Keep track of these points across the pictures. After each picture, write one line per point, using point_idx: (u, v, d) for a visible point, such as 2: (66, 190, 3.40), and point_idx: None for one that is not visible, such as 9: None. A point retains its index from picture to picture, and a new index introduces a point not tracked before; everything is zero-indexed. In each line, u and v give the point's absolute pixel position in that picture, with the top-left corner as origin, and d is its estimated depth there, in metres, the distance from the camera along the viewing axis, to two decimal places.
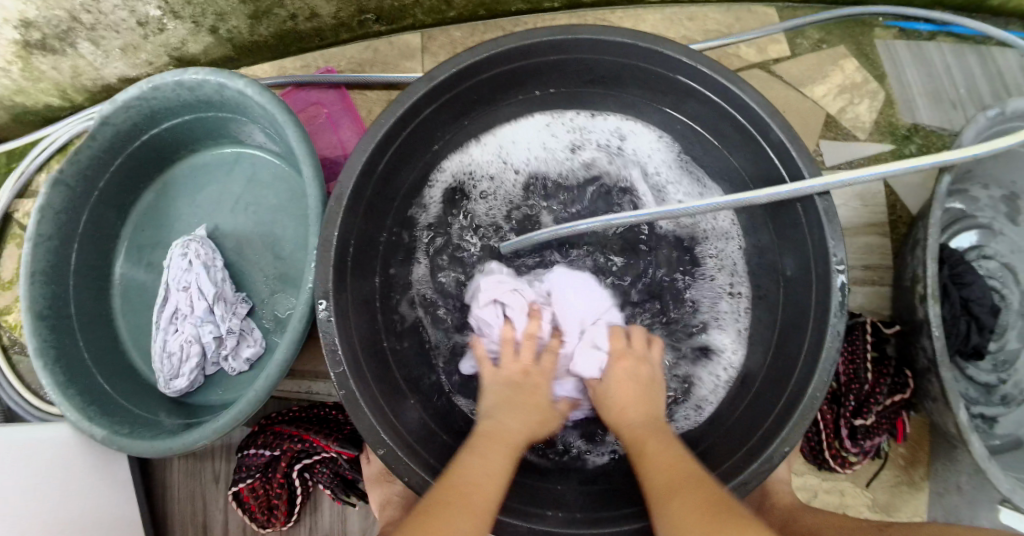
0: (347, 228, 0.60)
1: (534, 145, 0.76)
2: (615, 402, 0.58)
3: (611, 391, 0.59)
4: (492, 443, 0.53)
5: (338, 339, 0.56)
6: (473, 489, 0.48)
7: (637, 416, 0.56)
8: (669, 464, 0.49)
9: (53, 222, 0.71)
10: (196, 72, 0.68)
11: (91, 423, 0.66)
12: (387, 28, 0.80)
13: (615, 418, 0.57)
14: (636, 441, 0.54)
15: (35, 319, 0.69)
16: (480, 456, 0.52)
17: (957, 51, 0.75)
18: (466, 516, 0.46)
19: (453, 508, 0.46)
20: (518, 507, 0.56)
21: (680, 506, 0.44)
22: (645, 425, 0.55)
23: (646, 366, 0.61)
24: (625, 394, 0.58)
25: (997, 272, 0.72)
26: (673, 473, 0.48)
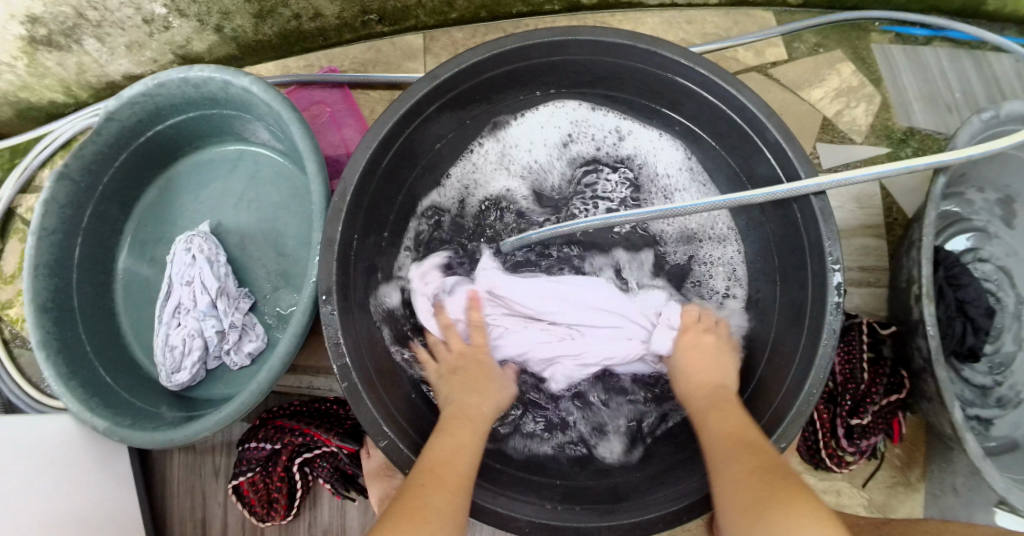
0: (350, 223, 0.61)
1: (534, 142, 0.76)
2: (685, 370, 0.61)
3: (682, 360, 0.62)
4: (460, 423, 0.55)
5: (341, 332, 0.57)
6: (441, 464, 0.50)
7: (704, 385, 0.58)
8: (732, 430, 0.51)
9: (58, 216, 0.72)
10: (201, 69, 0.69)
11: (93, 415, 0.67)
12: (390, 29, 0.81)
13: (689, 388, 0.59)
14: (705, 406, 0.56)
15: (38, 311, 0.69)
16: (451, 435, 0.54)
17: (953, 56, 0.76)
18: (443, 493, 0.47)
19: (432, 487, 0.47)
20: (516, 498, 0.57)
21: (733, 466, 0.47)
22: (714, 395, 0.57)
23: (717, 339, 0.63)
24: (698, 365, 0.60)
25: (992, 275, 0.73)
26: (729, 440, 0.50)
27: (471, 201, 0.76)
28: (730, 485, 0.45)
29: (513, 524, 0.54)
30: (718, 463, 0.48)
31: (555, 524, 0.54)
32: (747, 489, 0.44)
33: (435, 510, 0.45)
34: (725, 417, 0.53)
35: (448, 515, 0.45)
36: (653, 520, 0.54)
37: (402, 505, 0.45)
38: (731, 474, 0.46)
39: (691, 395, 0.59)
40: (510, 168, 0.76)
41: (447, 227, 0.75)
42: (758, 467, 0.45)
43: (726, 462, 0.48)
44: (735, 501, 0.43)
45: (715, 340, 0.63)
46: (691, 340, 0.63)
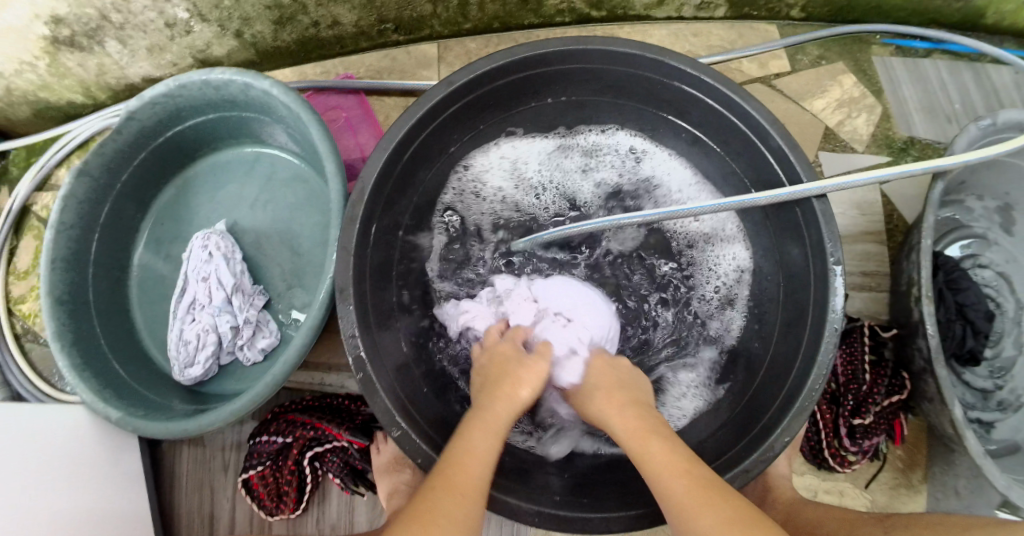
0: (367, 221, 0.62)
1: (550, 160, 0.79)
2: (592, 389, 0.58)
3: (589, 381, 0.60)
4: (478, 426, 0.53)
5: (356, 326, 0.59)
6: (456, 469, 0.49)
7: (609, 403, 0.55)
8: (673, 462, 0.48)
9: (75, 212, 0.73)
10: (222, 72, 0.71)
11: (106, 406, 0.68)
12: (406, 38, 0.83)
13: (599, 414, 0.55)
14: (628, 431, 0.52)
15: (53, 304, 0.71)
16: (471, 437, 0.52)
17: (951, 70, 0.79)
18: (455, 498, 0.46)
19: (441, 492, 0.47)
20: (522, 489, 0.58)
21: (699, 507, 0.44)
22: (635, 418, 0.53)
23: (615, 360, 0.63)
24: (604, 383, 0.58)
25: (992, 281, 0.75)
26: (685, 476, 0.46)
27: (483, 211, 0.78)
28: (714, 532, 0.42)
29: (519, 513, 0.55)
30: (681, 502, 0.45)
31: (563, 514, 0.55)
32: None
33: (445, 514, 0.45)
34: (669, 452, 0.49)
35: (457, 520, 0.45)
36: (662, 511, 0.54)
37: (411, 513, 0.46)
38: (704, 519, 0.43)
39: (600, 420, 0.55)
40: (523, 185, 0.79)
41: (457, 232, 0.77)
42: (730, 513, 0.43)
43: (691, 503, 0.44)
44: None
45: (610, 360, 0.62)
46: (591, 363, 0.62)
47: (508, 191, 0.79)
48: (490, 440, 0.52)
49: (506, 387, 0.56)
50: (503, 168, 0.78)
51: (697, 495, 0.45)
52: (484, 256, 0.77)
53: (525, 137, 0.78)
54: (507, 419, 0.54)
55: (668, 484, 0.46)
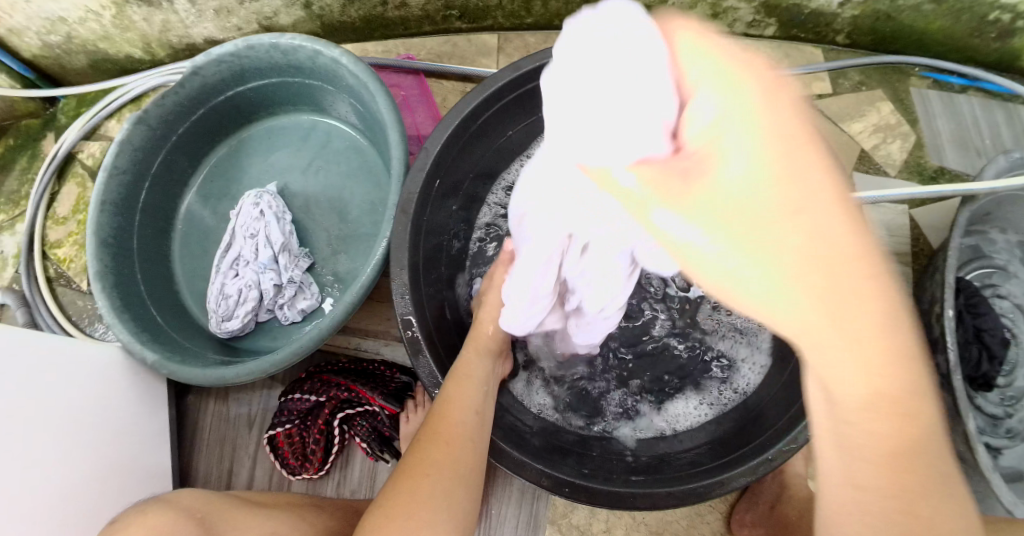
0: (426, 191, 0.65)
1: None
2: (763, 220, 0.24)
3: (747, 184, 0.24)
4: (462, 377, 0.57)
5: (407, 287, 0.61)
6: (443, 421, 0.53)
7: (806, 266, 0.23)
8: (883, 425, 0.28)
9: (129, 158, 0.75)
10: (292, 37, 0.73)
11: (142, 348, 0.69)
12: (468, 26, 0.86)
13: (766, 292, 0.24)
14: (835, 329, 0.24)
15: (99, 245, 0.72)
16: (456, 388, 0.55)
17: (986, 106, 0.82)
18: (440, 446, 0.51)
19: (429, 444, 0.52)
20: (547, 458, 0.59)
21: (881, 501, 0.29)
22: (863, 322, 0.24)
23: (805, 142, 0.24)
24: (797, 215, 0.24)
25: (1009, 311, 0.78)
26: (892, 458, 0.28)
27: None
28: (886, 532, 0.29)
29: (545, 481, 0.56)
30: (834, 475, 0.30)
31: (593, 485, 0.56)
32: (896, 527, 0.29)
33: (433, 464, 0.51)
34: (883, 423, 0.27)
35: (446, 468, 0.51)
36: (689, 490, 0.55)
37: (406, 466, 0.52)
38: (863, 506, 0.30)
39: (764, 303, 0.25)
40: None
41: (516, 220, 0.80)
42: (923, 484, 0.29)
43: (877, 486, 0.29)
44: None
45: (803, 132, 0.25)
46: (772, 126, 0.24)
47: None
48: (472, 395, 0.55)
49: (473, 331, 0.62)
50: None
51: (894, 473, 0.28)
52: None
53: None
54: (480, 362, 0.59)
55: (852, 453, 0.29)
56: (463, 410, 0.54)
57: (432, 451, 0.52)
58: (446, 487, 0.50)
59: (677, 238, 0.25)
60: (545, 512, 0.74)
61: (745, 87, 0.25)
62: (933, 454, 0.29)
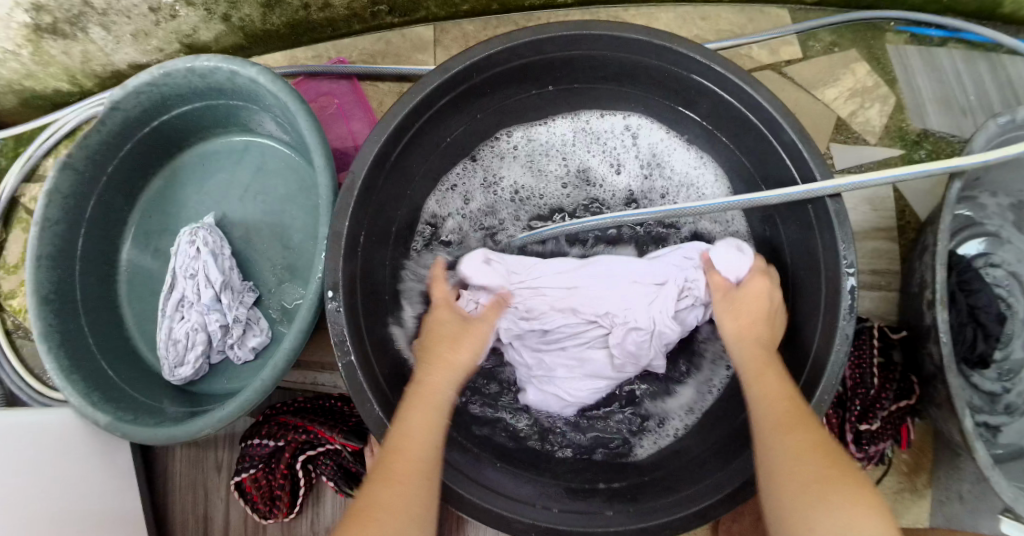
0: (356, 221, 0.60)
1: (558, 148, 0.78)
2: (742, 316, 0.56)
3: (731, 306, 0.57)
4: (417, 403, 0.49)
5: (346, 330, 0.56)
6: (395, 454, 0.46)
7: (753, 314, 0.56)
8: (778, 388, 0.48)
9: (60, 207, 0.71)
10: (207, 59, 0.68)
11: (95, 409, 0.66)
12: (401, 21, 0.80)
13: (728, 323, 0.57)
14: (752, 353, 0.52)
15: (40, 303, 0.69)
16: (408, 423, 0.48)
17: (970, 58, 0.75)
18: (395, 487, 0.44)
19: (380, 483, 0.45)
20: (511, 500, 0.55)
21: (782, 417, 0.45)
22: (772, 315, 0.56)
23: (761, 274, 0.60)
24: (750, 313, 0.56)
25: (1003, 280, 0.72)
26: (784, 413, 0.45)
27: (487, 201, 0.77)
28: (786, 453, 0.43)
29: (511, 525, 0.52)
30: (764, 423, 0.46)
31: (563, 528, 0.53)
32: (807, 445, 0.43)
33: (384, 508, 0.43)
34: (782, 379, 0.49)
35: (399, 512, 0.43)
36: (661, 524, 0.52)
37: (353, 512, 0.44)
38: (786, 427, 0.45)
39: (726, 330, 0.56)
40: (526, 171, 0.78)
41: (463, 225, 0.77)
42: (820, 441, 0.43)
43: (769, 422, 0.45)
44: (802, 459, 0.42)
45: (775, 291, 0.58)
46: (750, 288, 0.58)
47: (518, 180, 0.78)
48: (434, 419, 0.49)
49: (441, 344, 0.54)
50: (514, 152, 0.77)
51: (783, 413, 0.46)
52: (493, 234, 0.78)
53: (523, 128, 0.76)
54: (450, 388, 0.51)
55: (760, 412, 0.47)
56: (423, 438, 0.47)
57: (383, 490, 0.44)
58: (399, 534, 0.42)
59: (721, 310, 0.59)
60: None
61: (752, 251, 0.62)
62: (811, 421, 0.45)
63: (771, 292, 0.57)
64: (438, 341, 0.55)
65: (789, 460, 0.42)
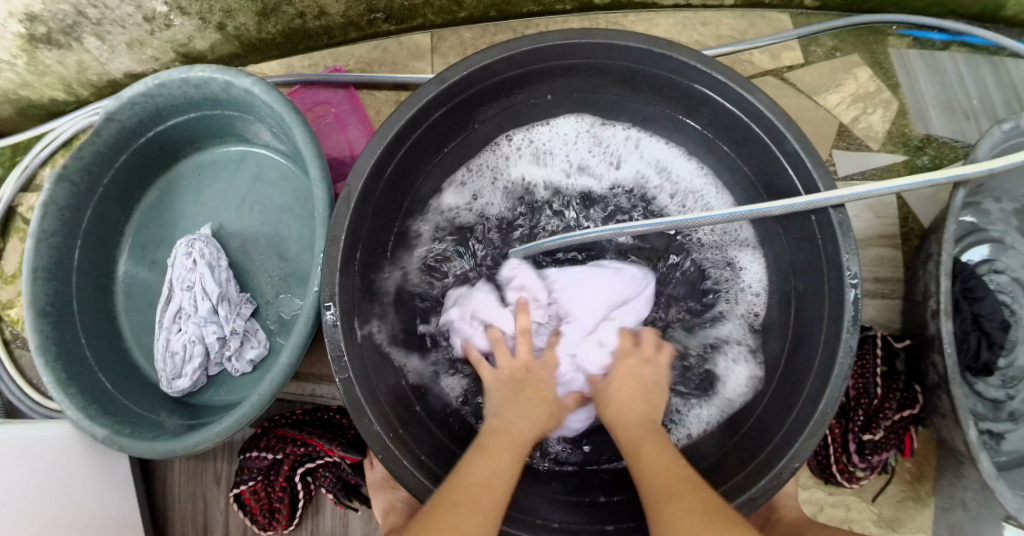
0: (353, 234, 0.59)
1: (559, 153, 0.76)
2: (614, 401, 0.57)
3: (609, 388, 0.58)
4: (503, 441, 0.52)
5: (344, 345, 0.56)
6: (482, 488, 0.48)
7: (638, 391, 0.57)
8: (654, 458, 0.49)
9: (56, 219, 0.71)
10: (202, 69, 0.67)
11: (92, 423, 0.66)
12: (397, 27, 0.80)
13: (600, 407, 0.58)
14: (636, 426, 0.54)
15: (37, 316, 0.68)
16: (485, 455, 0.51)
17: (972, 62, 0.74)
18: (476, 517, 0.45)
19: (463, 509, 0.46)
20: (511, 517, 0.55)
21: (659, 485, 0.47)
22: (643, 391, 0.57)
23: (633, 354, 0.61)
24: (623, 393, 0.57)
25: (1007, 287, 0.71)
26: (668, 480, 0.47)
27: (486, 208, 0.76)
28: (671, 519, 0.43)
29: None
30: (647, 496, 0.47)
31: None
32: (690, 506, 0.44)
33: (466, 532, 0.44)
34: (662, 447, 0.51)
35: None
36: None
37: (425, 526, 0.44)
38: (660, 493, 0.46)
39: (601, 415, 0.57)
40: (525, 178, 0.76)
41: (461, 234, 0.75)
42: (701, 504, 0.44)
43: (658, 493, 0.46)
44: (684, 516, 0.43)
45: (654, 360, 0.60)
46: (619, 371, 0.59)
47: (517, 187, 0.76)
48: (512, 464, 0.51)
49: (530, 392, 0.58)
50: (512, 158, 0.75)
51: (661, 478, 0.47)
52: (490, 243, 0.76)
53: (524, 131, 0.75)
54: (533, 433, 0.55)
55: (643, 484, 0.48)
56: (503, 479, 0.49)
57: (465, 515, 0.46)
58: None
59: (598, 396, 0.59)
60: None
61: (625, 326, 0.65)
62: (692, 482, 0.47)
63: (643, 364, 0.60)
64: (530, 390, 0.58)
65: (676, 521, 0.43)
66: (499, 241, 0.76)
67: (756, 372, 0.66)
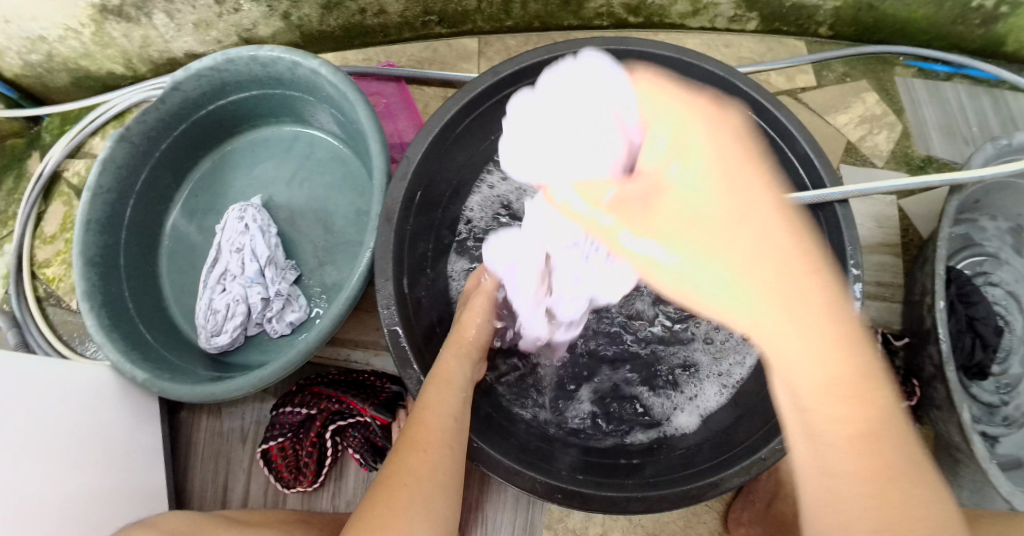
0: (409, 200, 0.64)
1: None
2: (696, 226, 0.32)
3: (695, 209, 0.32)
4: (435, 383, 0.56)
5: (393, 299, 0.60)
6: (419, 425, 0.52)
7: (735, 219, 0.31)
8: (840, 388, 0.31)
9: (113, 176, 0.75)
10: (271, 49, 0.73)
11: (133, 367, 0.69)
12: (448, 31, 0.87)
13: (692, 239, 0.32)
14: (793, 328, 0.30)
15: (86, 264, 0.71)
16: (433, 394, 0.54)
17: (971, 94, 0.82)
18: (419, 455, 0.50)
19: (407, 453, 0.51)
20: (537, 464, 0.58)
21: (859, 459, 0.31)
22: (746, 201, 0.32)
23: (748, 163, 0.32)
24: (728, 230, 0.31)
25: (1001, 299, 0.77)
26: (862, 462, 0.31)
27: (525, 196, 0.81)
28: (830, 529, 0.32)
29: (536, 487, 0.55)
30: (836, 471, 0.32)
31: (577, 491, 0.55)
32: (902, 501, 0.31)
33: (412, 474, 0.49)
34: (842, 380, 0.31)
35: (425, 478, 0.49)
36: (681, 493, 0.54)
37: (384, 478, 0.50)
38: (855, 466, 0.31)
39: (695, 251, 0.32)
40: None
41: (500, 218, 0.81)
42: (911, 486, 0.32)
43: (843, 454, 0.31)
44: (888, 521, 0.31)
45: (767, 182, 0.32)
46: (706, 187, 0.32)
47: None
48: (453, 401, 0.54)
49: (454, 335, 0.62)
50: None
51: (864, 462, 0.31)
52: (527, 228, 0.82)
53: None
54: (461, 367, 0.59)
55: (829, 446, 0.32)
56: (442, 415, 0.53)
57: (410, 456, 0.51)
58: (423, 495, 0.48)
59: (668, 214, 0.32)
60: (541, 516, 0.73)
61: (693, 123, 0.33)
62: (891, 437, 0.32)
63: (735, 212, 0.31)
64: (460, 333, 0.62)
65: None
66: None
67: (746, 376, 0.69)
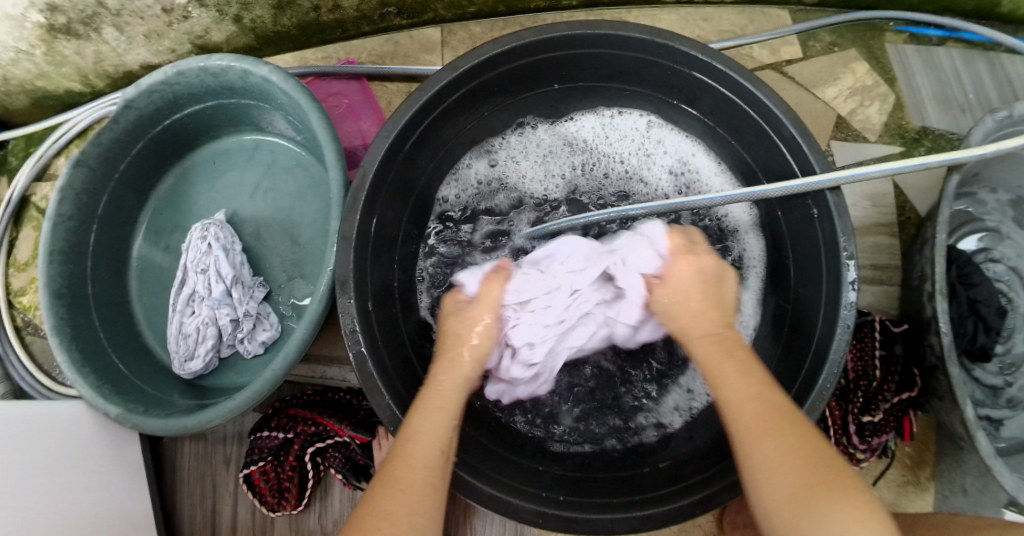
0: (368, 215, 0.60)
1: (579, 142, 0.78)
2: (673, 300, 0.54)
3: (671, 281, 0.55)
4: (430, 403, 0.49)
5: (356, 320, 0.57)
6: (402, 461, 0.44)
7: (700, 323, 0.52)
8: (746, 373, 0.46)
9: (73, 203, 0.72)
10: (220, 58, 0.69)
11: (105, 402, 0.67)
12: (409, 21, 0.82)
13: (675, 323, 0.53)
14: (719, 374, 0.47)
15: (52, 298, 0.69)
16: (416, 426, 0.46)
17: (967, 58, 0.76)
18: (397, 496, 0.42)
19: (381, 493, 0.42)
20: (520, 486, 0.55)
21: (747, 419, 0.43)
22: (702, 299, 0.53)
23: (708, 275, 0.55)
24: (684, 310, 0.53)
25: (1004, 275, 0.73)
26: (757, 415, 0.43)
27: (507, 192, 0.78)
28: (768, 457, 0.40)
29: (518, 513, 0.52)
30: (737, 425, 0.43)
31: (573, 515, 0.52)
32: (789, 451, 0.40)
33: (383, 516, 0.41)
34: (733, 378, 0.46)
35: (400, 519, 0.41)
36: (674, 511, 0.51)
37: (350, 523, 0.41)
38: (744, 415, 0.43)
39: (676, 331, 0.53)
40: (548, 163, 0.79)
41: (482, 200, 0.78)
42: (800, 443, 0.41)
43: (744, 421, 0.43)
44: (779, 468, 0.40)
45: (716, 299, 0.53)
46: (673, 272, 0.55)
47: (542, 161, 0.79)
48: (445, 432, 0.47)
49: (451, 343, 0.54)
50: (535, 140, 0.78)
51: (752, 412, 0.43)
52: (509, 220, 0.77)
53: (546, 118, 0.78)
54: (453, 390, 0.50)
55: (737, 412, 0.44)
56: (425, 454, 0.44)
57: (383, 496, 0.42)
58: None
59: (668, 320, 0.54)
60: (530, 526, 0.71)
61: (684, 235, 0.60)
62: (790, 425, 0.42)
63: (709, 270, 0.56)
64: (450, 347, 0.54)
65: (772, 467, 0.40)
66: (515, 217, 0.78)
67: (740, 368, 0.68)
